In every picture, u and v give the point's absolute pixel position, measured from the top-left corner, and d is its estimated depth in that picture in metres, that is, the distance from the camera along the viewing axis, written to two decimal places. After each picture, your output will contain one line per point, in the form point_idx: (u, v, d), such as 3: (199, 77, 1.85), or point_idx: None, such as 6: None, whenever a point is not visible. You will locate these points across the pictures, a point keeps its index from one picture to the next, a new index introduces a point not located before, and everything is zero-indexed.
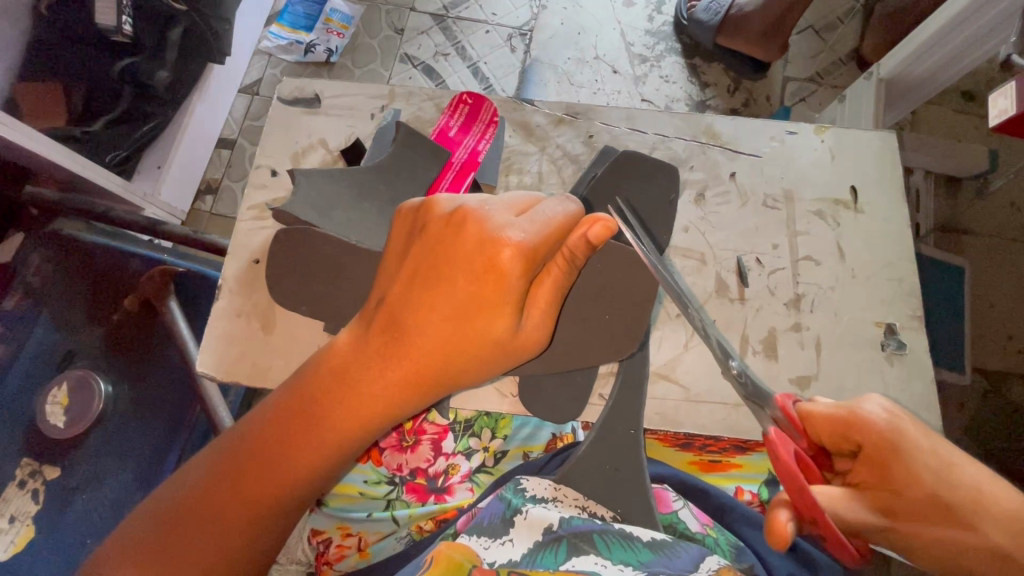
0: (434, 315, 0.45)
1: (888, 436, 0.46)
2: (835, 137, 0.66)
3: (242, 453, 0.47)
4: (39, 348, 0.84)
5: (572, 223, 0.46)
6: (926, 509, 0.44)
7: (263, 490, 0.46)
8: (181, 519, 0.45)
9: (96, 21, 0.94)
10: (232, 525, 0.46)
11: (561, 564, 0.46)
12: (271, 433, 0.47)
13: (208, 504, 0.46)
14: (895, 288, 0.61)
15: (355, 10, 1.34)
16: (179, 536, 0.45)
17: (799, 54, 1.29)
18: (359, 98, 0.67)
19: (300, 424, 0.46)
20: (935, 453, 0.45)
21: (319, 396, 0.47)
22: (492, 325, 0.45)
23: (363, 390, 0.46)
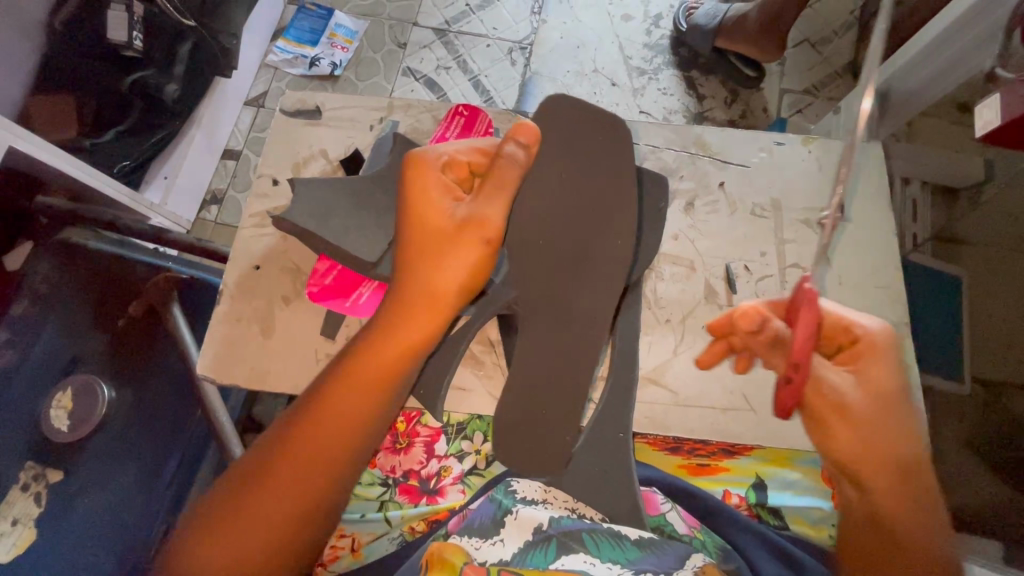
0: (446, 254, 0.52)
1: (881, 348, 0.51)
2: (823, 147, 0.67)
3: (302, 420, 0.50)
4: (44, 354, 0.86)
5: (527, 157, 0.54)
6: (862, 439, 0.50)
7: (322, 448, 0.50)
8: (251, 490, 0.49)
9: (109, 38, 1.00)
10: (299, 484, 0.49)
11: (550, 563, 0.53)
12: (332, 399, 0.51)
13: (282, 470, 0.49)
14: (882, 296, 0.62)
15: (359, 25, 1.38)
16: (253, 494, 0.49)
17: (794, 66, 1.31)
18: (360, 110, 0.69)
19: (360, 384, 0.51)
20: (873, 392, 0.50)
21: (367, 353, 0.52)
22: (474, 252, 0.52)
23: (398, 336, 0.52)
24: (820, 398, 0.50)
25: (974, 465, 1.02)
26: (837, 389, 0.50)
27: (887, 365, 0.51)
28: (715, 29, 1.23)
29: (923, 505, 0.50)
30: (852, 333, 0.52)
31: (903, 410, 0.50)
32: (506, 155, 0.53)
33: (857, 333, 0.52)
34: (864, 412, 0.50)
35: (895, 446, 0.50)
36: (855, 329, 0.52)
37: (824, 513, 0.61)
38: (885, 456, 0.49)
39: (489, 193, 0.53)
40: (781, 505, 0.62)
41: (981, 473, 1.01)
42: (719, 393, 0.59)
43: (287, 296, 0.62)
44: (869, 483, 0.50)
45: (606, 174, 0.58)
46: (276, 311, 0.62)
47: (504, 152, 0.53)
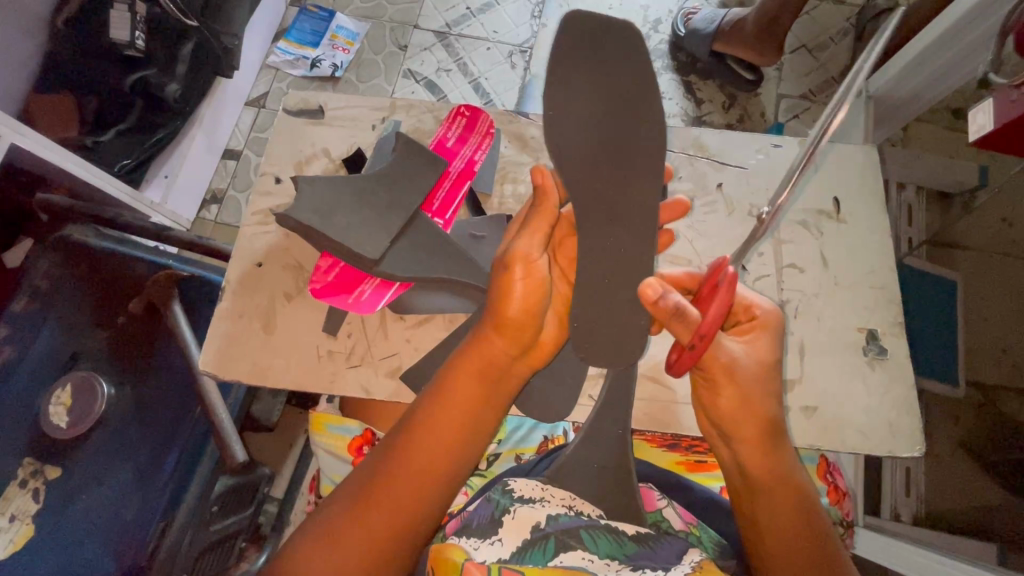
0: (497, 287, 0.52)
1: (770, 328, 0.52)
2: (819, 150, 0.68)
3: (388, 454, 0.50)
4: (45, 351, 0.87)
5: (553, 199, 0.53)
6: (737, 417, 0.50)
7: (411, 476, 0.49)
8: (336, 524, 0.47)
9: (111, 37, 1.02)
10: (392, 519, 0.48)
11: (550, 560, 0.48)
12: (420, 434, 0.50)
13: (377, 505, 0.48)
14: (877, 296, 0.63)
15: (361, 27, 1.39)
16: (344, 528, 0.47)
17: (791, 72, 1.33)
18: (363, 109, 0.70)
19: (445, 417, 0.51)
20: (760, 374, 0.50)
21: (444, 389, 0.52)
22: (519, 279, 0.51)
23: (468, 362, 0.52)
24: (713, 362, 0.50)
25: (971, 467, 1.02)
26: (732, 358, 0.50)
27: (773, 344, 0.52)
28: (713, 34, 1.25)
29: (789, 483, 0.50)
30: (753, 313, 0.52)
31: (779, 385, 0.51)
32: (533, 203, 0.54)
33: (755, 310, 0.52)
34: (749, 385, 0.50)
35: (773, 420, 0.50)
36: (755, 307, 0.53)
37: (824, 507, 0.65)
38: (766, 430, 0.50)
39: (524, 228, 0.53)
40: None
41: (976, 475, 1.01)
42: None
43: (289, 293, 0.62)
44: (739, 449, 0.50)
45: (611, 141, 0.52)
46: (279, 307, 0.62)
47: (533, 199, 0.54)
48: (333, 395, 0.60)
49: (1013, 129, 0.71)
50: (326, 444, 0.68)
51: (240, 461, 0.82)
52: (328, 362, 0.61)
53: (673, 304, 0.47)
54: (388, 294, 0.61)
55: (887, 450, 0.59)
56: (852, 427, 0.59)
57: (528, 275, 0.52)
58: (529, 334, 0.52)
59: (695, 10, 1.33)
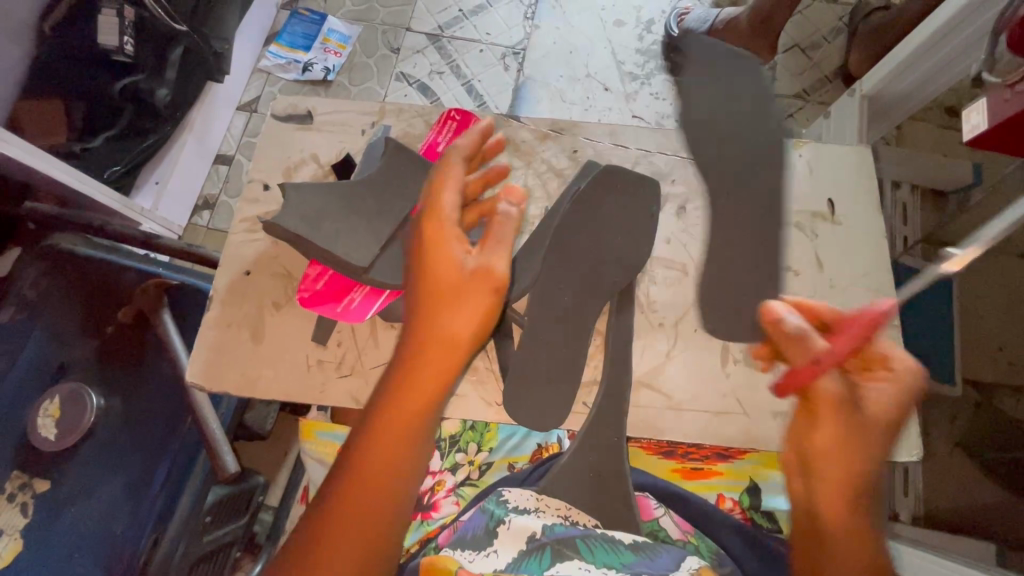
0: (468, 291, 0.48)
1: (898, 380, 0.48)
2: (812, 152, 0.68)
3: (353, 455, 0.46)
4: (33, 361, 0.85)
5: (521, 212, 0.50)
6: (826, 449, 0.46)
7: (383, 482, 0.46)
8: (313, 543, 0.44)
9: (101, 43, 1.01)
10: (360, 527, 0.44)
11: (546, 570, 0.47)
12: (379, 432, 0.46)
13: (352, 516, 0.44)
14: (873, 298, 0.63)
15: (352, 30, 1.38)
16: (319, 543, 0.44)
17: (785, 71, 1.32)
18: (352, 114, 0.69)
19: (405, 411, 0.47)
20: (870, 414, 0.46)
21: (400, 380, 0.47)
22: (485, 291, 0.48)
23: (428, 360, 0.47)
24: (820, 395, 0.47)
25: (970, 467, 1.02)
26: (837, 394, 0.46)
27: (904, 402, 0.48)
28: (706, 34, 1.24)
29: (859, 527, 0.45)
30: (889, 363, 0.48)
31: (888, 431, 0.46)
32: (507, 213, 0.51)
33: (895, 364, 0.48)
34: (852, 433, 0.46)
35: (866, 471, 0.45)
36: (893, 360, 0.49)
37: None
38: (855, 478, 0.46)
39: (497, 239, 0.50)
40: (774, 509, 0.63)
41: (977, 475, 1.01)
42: (711, 397, 0.59)
43: (277, 302, 0.61)
44: (816, 484, 0.46)
45: None
46: (267, 316, 0.61)
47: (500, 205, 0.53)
48: (323, 406, 0.59)
49: (1007, 128, 0.71)
50: (316, 453, 0.67)
51: (231, 472, 0.81)
52: (318, 372, 0.60)
53: (793, 326, 0.49)
54: (378, 303, 0.60)
55: None
56: None
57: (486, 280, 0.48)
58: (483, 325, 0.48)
59: (689, 10, 1.33)
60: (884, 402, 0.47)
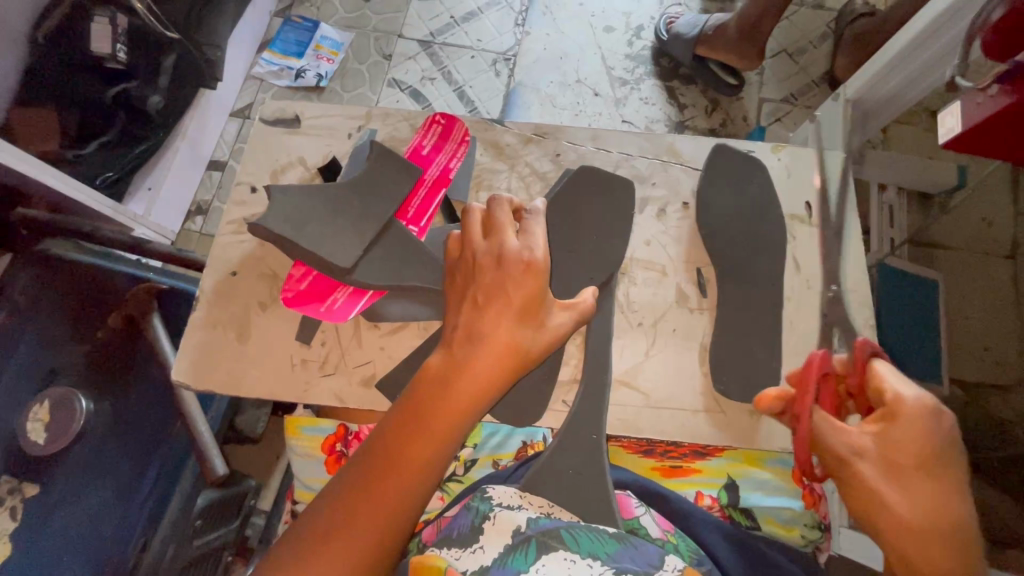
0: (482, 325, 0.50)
1: (906, 410, 0.47)
2: (791, 154, 0.69)
3: (375, 461, 0.46)
4: (23, 365, 0.84)
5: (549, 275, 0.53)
6: (866, 478, 0.46)
7: (402, 488, 0.45)
8: (320, 542, 0.43)
9: (93, 50, 1.01)
10: (367, 543, 0.43)
11: (531, 564, 0.48)
12: (401, 456, 0.46)
13: (360, 516, 0.44)
14: (848, 297, 0.64)
15: (345, 37, 1.40)
16: (316, 551, 0.43)
17: (772, 76, 1.34)
18: (339, 119, 0.70)
19: (429, 436, 0.47)
20: (922, 443, 0.46)
21: (439, 392, 0.48)
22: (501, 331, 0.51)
23: (465, 375, 0.48)
24: (840, 431, 0.49)
25: None
26: (875, 431, 0.48)
27: (931, 432, 0.46)
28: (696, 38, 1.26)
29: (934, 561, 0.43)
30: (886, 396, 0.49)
31: (942, 463, 0.46)
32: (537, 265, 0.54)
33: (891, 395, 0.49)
34: (879, 477, 0.46)
35: (927, 506, 0.44)
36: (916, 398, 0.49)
37: (796, 513, 0.64)
38: (915, 520, 0.44)
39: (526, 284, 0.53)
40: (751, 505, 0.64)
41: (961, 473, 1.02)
42: (690, 395, 0.60)
43: (263, 303, 0.62)
44: (874, 516, 0.46)
45: None
46: (253, 318, 0.62)
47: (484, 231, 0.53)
48: (308, 405, 0.60)
49: (981, 131, 0.72)
50: (302, 449, 0.67)
51: (220, 474, 0.83)
52: (302, 371, 0.60)
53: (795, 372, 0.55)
54: (361, 303, 0.61)
55: None
56: None
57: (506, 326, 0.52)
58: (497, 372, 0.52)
59: (678, 15, 1.35)
60: (939, 432, 0.46)
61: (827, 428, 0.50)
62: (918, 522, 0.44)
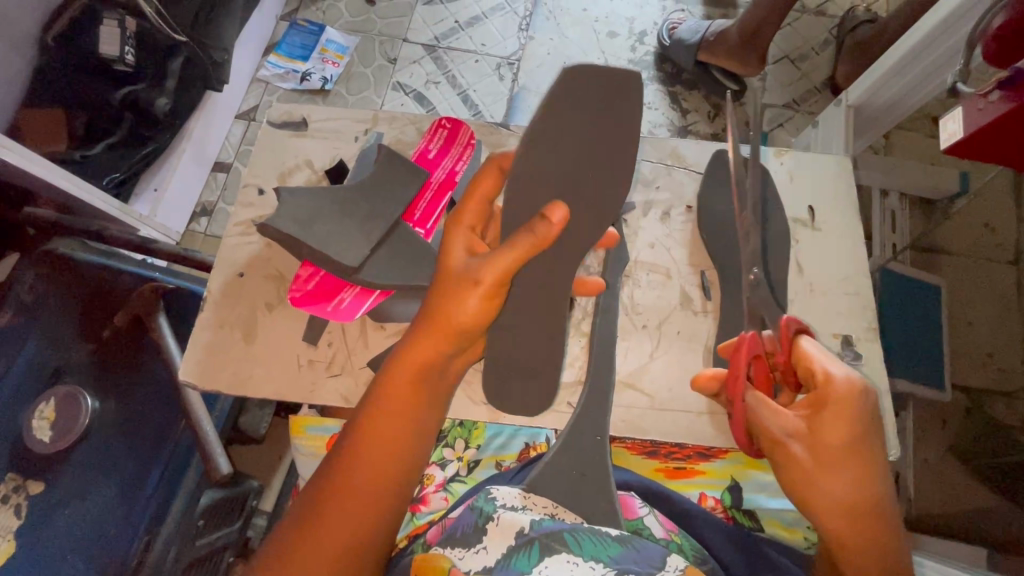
0: (450, 299, 0.50)
1: (832, 393, 0.48)
2: (794, 159, 0.70)
3: (334, 470, 0.49)
4: (30, 363, 0.86)
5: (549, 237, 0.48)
6: (799, 467, 0.48)
7: (363, 495, 0.48)
8: (290, 553, 0.46)
9: (101, 52, 1.04)
10: (334, 549, 0.46)
11: (534, 567, 0.48)
12: (359, 446, 0.49)
13: (325, 526, 0.46)
14: (852, 302, 0.64)
15: (350, 41, 1.41)
16: (297, 547, 0.46)
17: (775, 82, 1.35)
18: (346, 122, 0.71)
19: (382, 418, 0.50)
20: (847, 425, 0.47)
21: (389, 385, 0.50)
22: (481, 298, 0.50)
23: (414, 362, 0.51)
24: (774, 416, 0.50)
25: (957, 471, 1.03)
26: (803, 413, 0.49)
27: (858, 412, 0.47)
28: (698, 44, 1.27)
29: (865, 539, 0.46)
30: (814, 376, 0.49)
31: (867, 440, 0.48)
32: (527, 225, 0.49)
33: (820, 375, 0.49)
34: (817, 461, 0.47)
35: (857, 485, 0.46)
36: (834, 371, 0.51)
37: (799, 514, 0.64)
38: (852, 503, 0.46)
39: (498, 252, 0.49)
40: (755, 507, 0.64)
41: (964, 479, 1.02)
42: (694, 397, 0.60)
43: (270, 303, 0.63)
44: (810, 503, 0.48)
45: None
46: (260, 317, 0.62)
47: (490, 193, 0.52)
48: (313, 405, 0.60)
49: (983, 137, 0.73)
50: (306, 448, 0.68)
51: (225, 473, 0.82)
52: (309, 372, 0.61)
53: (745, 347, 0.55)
54: (367, 303, 0.61)
55: None
56: None
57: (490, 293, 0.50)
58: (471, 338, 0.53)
59: (681, 21, 1.35)
60: (862, 409, 0.48)
61: (759, 411, 0.50)
62: (855, 503, 0.46)
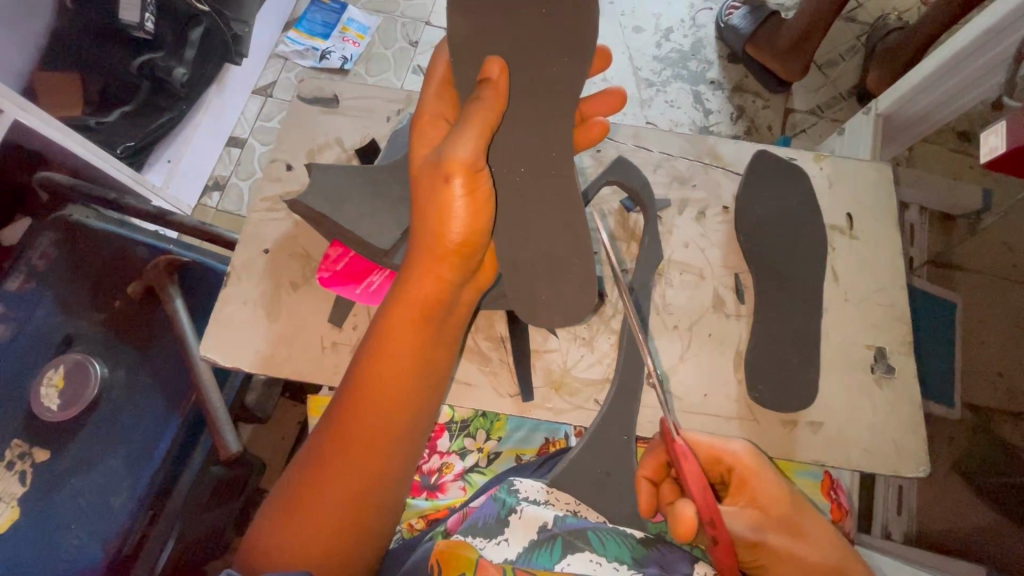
0: (435, 206, 0.50)
1: (752, 468, 0.51)
2: (833, 165, 0.68)
3: (340, 424, 0.48)
4: (39, 330, 0.85)
5: (500, 96, 0.47)
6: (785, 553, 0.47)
7: (372, 441, 0.48)
8: (302, 500, 0.46)
9: (121, 19, 1.01)
10: (348, 493, 0.47)
11: (556, 562, 0.48)
12: (359, 394, 0.48)
13: (338, 471, 0.47)
14: (887, 313, 0.63)
15: (372, 21, 1.38)
16: (309, 494, 0.46)
17: (802, 86, 1.33)
18: (377, 101, 0.69)
19: (383, 365, 0.49)
20: (786, 497, 0.50)
21: (388, 327, 0.50)
22: (461, 192, 0.49)
23: (412, 296, 0.50)
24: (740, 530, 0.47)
25: (962, 488, 1.00)
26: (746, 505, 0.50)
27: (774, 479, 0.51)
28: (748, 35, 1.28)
29: None
30: (726, 463, 0.52)
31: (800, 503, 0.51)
32: (472, 97, 0.47)
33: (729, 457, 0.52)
34: (783, 530, 0.48)
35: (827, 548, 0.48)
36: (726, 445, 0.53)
37: None
38: (836, 563, 0.47)
39: (459, 130, 0.48)
40: None
41: (970, 497, 1.00)
42: (723, 402, 0.59)
43: (295, 282, 0.62)
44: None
45: None
46: (285, 296, 0.61)
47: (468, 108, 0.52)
48: (335, 388, 0.59)
49: None
50: None
51: (233, 451, 0.80)
52: (333, 354, 0.60)
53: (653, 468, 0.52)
54: None
55: (892, 469, 0.58)
56: (857, 445, 0.58)
57: (470, 187, 0.49)
58: (476, 255, 0.51)
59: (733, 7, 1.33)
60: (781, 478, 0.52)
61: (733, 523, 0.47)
62: (842, 564, 0.47)
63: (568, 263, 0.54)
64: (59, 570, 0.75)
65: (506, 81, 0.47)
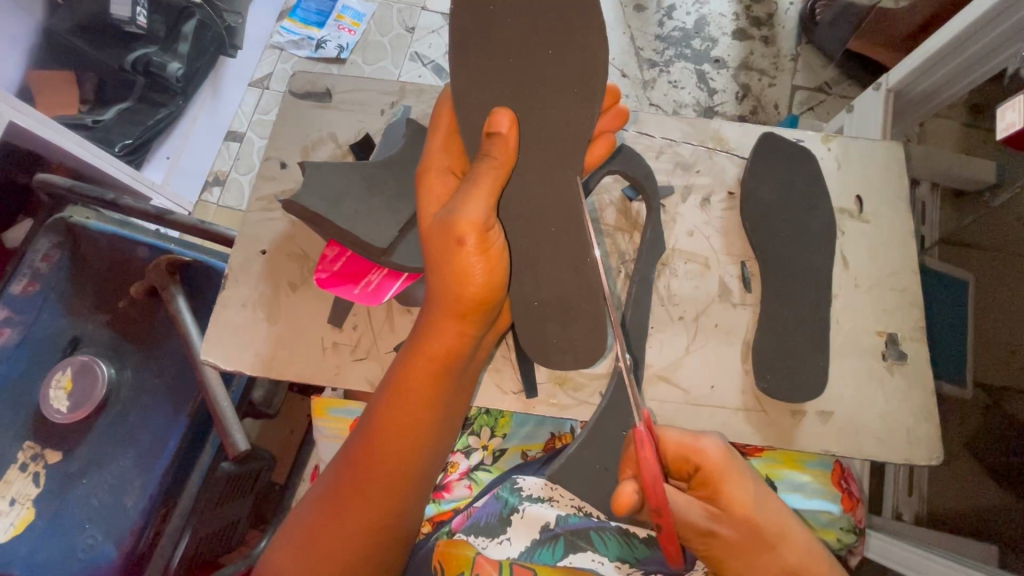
0: (448, 267, 0.48)
1: (720, 470, 0.49)
2: (842, 146, 0.66)
3: (357, 465, 0.50)
4: (46, 334, 0.86)
5: (508, 148, 0.48)
6: (738, 545, 0.48)
7: (389, 485, 0.50)
8: (318, 535, 0.49)
9: (112, 13, 1.00)
10: (363, 532, 0.49)
11: (558, 560, 0.56)
12: (375, 438, 0.50)
13: (355, 510, 0.49)
14: (898, 299, 0.61)
15: (367, 8, 1.35)
16: (326, 530, 0.49)
17: (807, 63, 1.29)
18: (372, 93, 0.68)
19: (400, 415, 0.50)
20: (762, 501, 0.50)
21: (403, 378, 0.50)
22: (474, 252, 0.47)
23: (431, 351, 0.50)
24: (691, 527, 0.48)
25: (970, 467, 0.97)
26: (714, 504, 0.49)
27: (739, 475, 0.50)
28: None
29: None
30: (695, 462, 0.49)
31: (774, 502, 0.50)
32: (480, 152, 0.48)
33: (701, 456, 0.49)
34: (744, 532, 0.48)
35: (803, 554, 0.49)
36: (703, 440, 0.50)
37: (834, 516, 0.62)
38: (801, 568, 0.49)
39: (469, 189, 0.47)
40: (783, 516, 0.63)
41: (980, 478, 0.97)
42: (730, 395, 0.58)
43: (293, 282, 0.61)
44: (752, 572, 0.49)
45: None
46: (283, 296, 0.61)
47: (477, 113, 0.50)
48: (337, 388, 0.59)
49: None
50: (330, 430, 0.67)
51: (242, 450, 0.79)
52: (333, 354, 0.59)
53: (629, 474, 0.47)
54: (395, 286, 0.59)
55: (903, 458, 0.57)
56: (868, 434, 0.58)
57: (482, 246, 0.48)
58: (493, 310, 0.51)
59: None
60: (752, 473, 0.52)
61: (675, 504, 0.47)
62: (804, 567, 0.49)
63: (571, 260, 0.52)
64: (77, 567, 0.77)
65: (516, 132, 0.49)
